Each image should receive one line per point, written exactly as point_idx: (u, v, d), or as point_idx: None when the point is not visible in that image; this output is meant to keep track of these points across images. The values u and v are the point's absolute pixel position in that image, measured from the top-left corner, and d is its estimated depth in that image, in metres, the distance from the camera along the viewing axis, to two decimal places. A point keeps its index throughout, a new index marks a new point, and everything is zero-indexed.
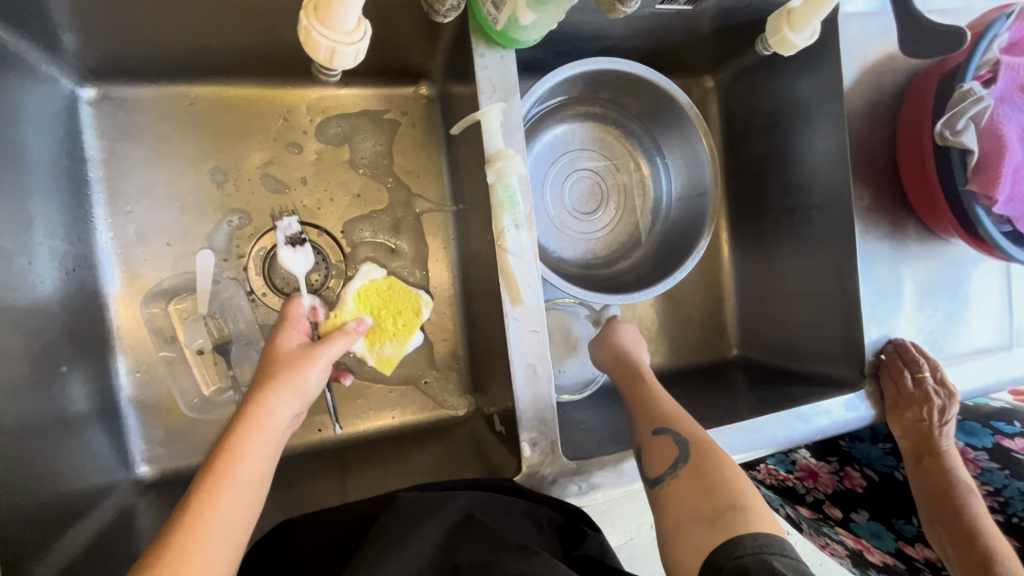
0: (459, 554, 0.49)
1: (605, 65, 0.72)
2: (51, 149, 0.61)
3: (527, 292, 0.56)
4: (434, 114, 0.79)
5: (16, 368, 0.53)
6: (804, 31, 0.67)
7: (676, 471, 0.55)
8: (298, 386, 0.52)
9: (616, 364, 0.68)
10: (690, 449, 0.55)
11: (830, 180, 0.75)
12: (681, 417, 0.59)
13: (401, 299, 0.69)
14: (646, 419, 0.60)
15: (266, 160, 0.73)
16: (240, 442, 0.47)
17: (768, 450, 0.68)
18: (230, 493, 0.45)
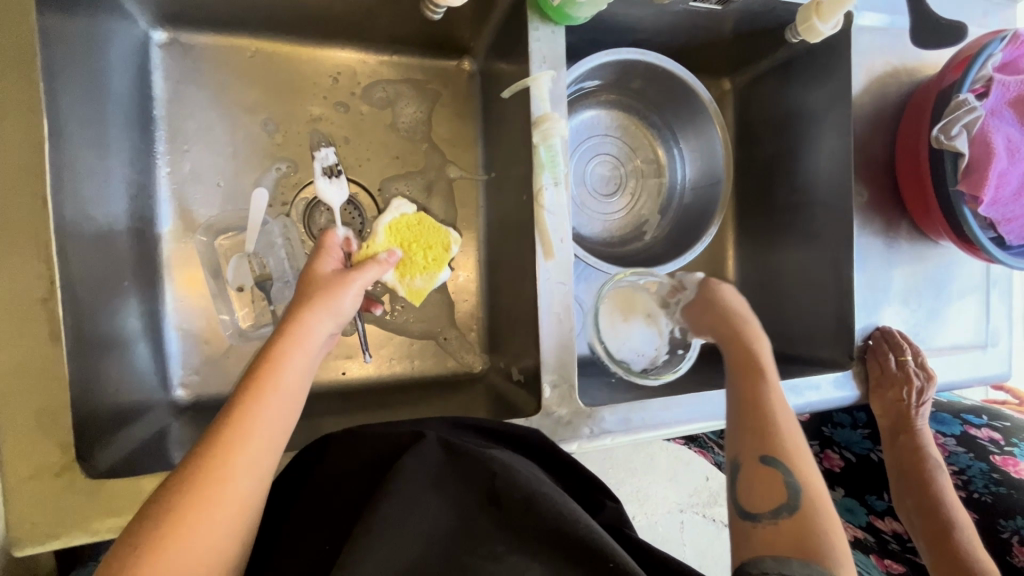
0: (498, 479, 0.51)
1: (636, 55, 0.78)
2: (124, 81, 0.65)
3: (559, 246, 0.61)
4: (473, 88, 0.84)
5: (89, 278, 0.57)
6: (831, 21, 0.73)
7: (777, 517, 0.52)
8: (334, 306, 0.57)
9: (740, 359, 0.67)
10: (800, 502, 0.53)
11: (834, 177, 0.81)
12: (797, 453, 0.57)
13: (430, 234, 0.76)
14: (760, 441, 0.58)
15: (315, 115, 0.78)
16: (280, 354, 0.52)
17: None
18: (274, 400, 0.50)
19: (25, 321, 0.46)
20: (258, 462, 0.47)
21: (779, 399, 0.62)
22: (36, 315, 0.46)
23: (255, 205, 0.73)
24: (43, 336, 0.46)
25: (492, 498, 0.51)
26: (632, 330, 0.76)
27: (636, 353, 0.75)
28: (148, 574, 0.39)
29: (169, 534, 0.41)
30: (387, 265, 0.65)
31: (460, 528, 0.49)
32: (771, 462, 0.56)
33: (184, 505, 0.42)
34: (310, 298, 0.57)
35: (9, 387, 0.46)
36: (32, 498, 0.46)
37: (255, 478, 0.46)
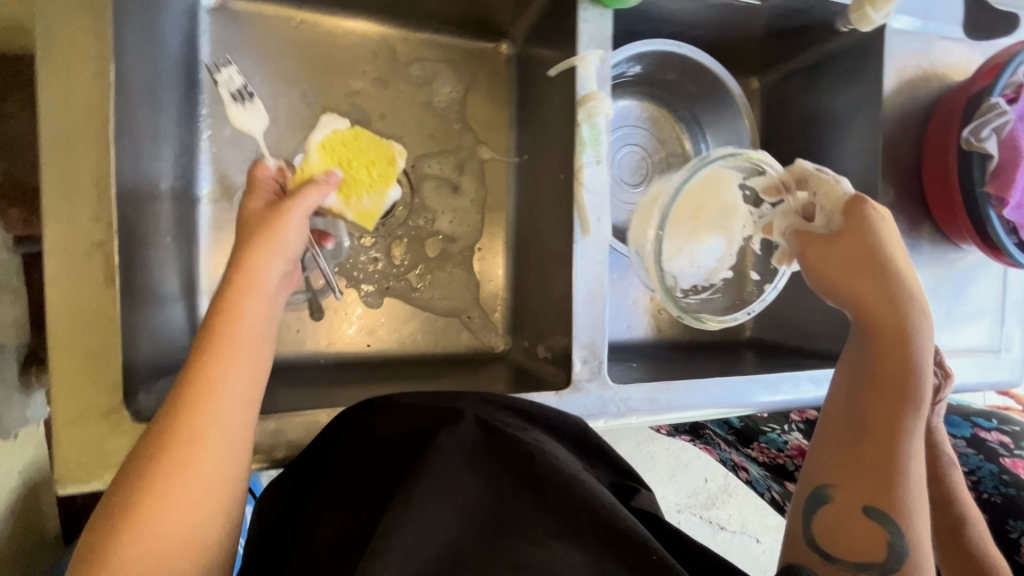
0: (538, 461, 0.52)
1: (672, 46, 0.79)
2: (177, 42, 0.66)
3: (597, 224, 0.63)
4: (509, 72, 0.85)
5: (137, 231, 0.58)
6: (884, 10, 0.73)
7: (859, 568, 0.55)
8: (278, 245, 0.54)
9: (885, 365, 0.58)
10: (897, 565, 0.54)
11: (860, 177, 0.83)
12: (909, 503, 0.55)
13: (366, 148, 0.70)
14: (871, 487, 0.56)
15: (354, 89, 0.79)
16: (235, 305, 0.52)
17: (744, 409, 0.73)
18: (236, 352, 0.50)
19: (83, 265, 0.47)
20: (227, 415, 0.48)
21: (910, 438, 0.56)
22: (93, 258, 0.47)
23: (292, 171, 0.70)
24: (100, 280, 0.47)
25: (531, 486, 0.51)
26: (690, 246, 0.70)
27: (693, 267, 0.72)
28: (138, 529, 0.42)
29: (147, 492, 0.43)
30: (325, 188, 0.60)
31: (495, 507, 0.49)
32: (874, 514, 0.55)
33: (166, 462, 0.44)
34: (254, 240, 0.54)
35: (63, 328, 0.47)
36: (81, 439, 0.47)
37: (227, 430, 0.47)
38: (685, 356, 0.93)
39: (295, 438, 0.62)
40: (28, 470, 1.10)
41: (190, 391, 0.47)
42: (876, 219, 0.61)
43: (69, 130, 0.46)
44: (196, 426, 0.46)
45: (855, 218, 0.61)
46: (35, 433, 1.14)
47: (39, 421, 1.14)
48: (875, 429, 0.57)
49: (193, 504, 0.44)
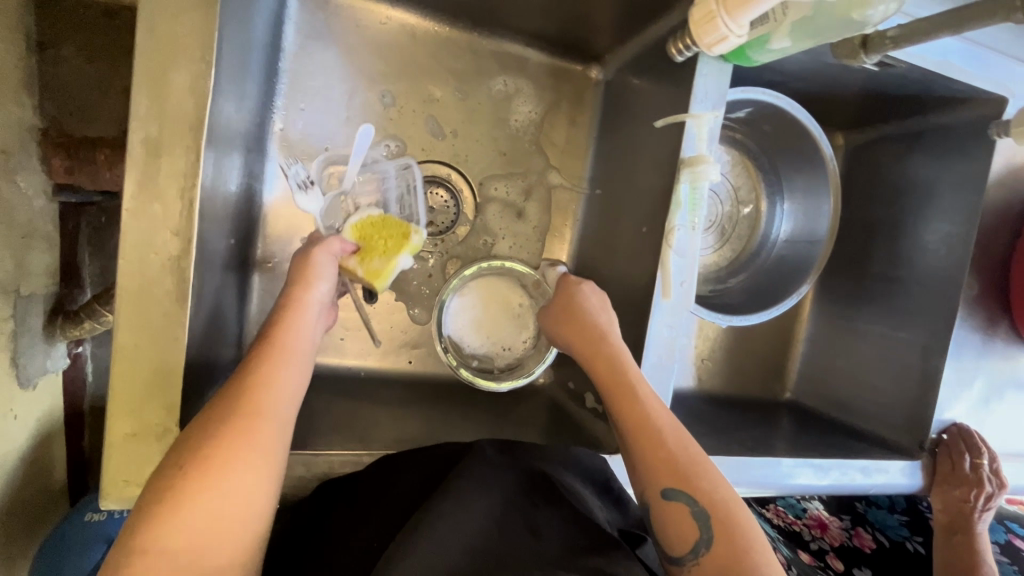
0: (538, 508, 0.53)
1: (771, 98, 0.74)
2: (265, 28, 0.62)
3: (678, 289, 0.60)
4: (594, 99, 0.81)
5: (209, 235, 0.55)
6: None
7: (696, 556, 0.49)
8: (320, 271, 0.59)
9: (597, 364, 0.61)
10: (712, 531, 0.49)
11: (944, 265, 0.79)
12: (694, 470, 0.52)
13: (392, 234, 0.67)
14: (651, 472, 0.53)
15: (433, 96, 0.76)
16: (290, 318, 0.55)
17: (777, 491, 0.71)
18: (289, 359, 0.52)
19: (156, 278, 0.44)
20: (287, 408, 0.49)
21: (659, 414, 0.56)
22: (169, 275, 0.44)
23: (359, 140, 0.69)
24: (172, 297, 0.44)
25: (531, 528, 0.51)
26: (476, 316, 0.76)
27: (499, 346, 0.77)
28: (193, 495, 0.40)
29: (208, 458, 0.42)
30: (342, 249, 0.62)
31: (495, 541, 0.48)
32: (671, 495, 0.52)
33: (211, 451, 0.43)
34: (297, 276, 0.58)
35: (129, 341, 0.44)
36: (134, 456, 0.46)
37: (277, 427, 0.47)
38: (724, 413, 0.90)
39: (341, 462, 0.63)
40: (42, 420, 1.10)
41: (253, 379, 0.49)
42: (589, 302, 0.66)
43: (161, 136, 0.43)
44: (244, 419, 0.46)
45: (574, 302, 0.67)
46: (51, 383, 1.12)
47: (58, 372, 1.14)
48: (624, 425, 0.57)
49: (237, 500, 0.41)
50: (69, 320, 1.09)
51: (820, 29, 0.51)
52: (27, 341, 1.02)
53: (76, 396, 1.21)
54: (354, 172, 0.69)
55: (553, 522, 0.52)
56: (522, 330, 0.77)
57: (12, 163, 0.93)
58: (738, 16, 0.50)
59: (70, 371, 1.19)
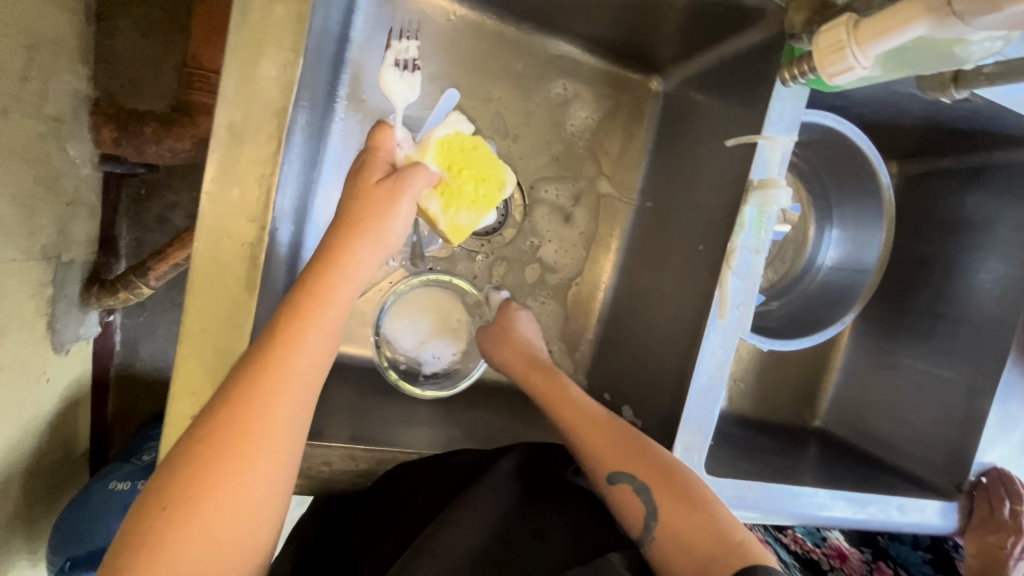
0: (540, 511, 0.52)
1: (834, 123, 0.73)
2: (338, 19, 0.62)
3: (734, 310, 0.59)
4: (651, 110, 0.80)
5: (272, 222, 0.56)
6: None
7: (650, 532, 0.53)
8: (381, 234, 0.51)
9: (531, 375, 0.69)
10: (658, 504, 0.54)
11: (998, 306, 0.77)
12: (630, 452, 0.58)
13: (481, 162, 0.63)
14: (592, 461, 0.59)
15: (492, 96, 0.75)
16: (326, 281, 0.47)
17: (798, 520, 0.70)
18: (315, 332, 0.45)
19: (229, 264, 0.44)
20: (304, 393, 0.44)
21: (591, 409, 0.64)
22: (242, 260, 0.44)
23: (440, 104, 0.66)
24: (243, 284, 0.44)
25: (537, 534, 0.50)
26: (416, 321, 0.75)
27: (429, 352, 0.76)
28: (201, 497, 0.38)
29: (216, 456, 0.39)
30: (432, 177, 0.56)
31: (500, 546, 0.48)
32: (614, 479, 0.57)
33: (219, 437, 0.40)
34: (360, 223, 0.51)
35: (198, 324, 0.44)
36: None
37: (291, 416, 0.42)
38: (754, 436, 0.89)
39: (381, 453, 0.64)
40: (71, 385, 1.11)
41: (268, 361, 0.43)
42: (519, 321, 0.74)
43: (246, 123, 0.43)
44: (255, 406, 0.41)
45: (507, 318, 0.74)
46: (82, 350, 1.13)
47: (89, 339, 1.15)
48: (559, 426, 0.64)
49: (242, 499, 0.39)
50: (104, 289, 1.11)
51: (913, 61, 0.49)
52: (64, 307, 1.03)
53: (103, 364, 1.22)
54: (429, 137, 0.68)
55: (558, 529, 0.51)
56: (455, 341, 0.77)
57: (64, 130, 0.94)
58: (869, 49, 0.47)
59: (100, 339, 1.20)
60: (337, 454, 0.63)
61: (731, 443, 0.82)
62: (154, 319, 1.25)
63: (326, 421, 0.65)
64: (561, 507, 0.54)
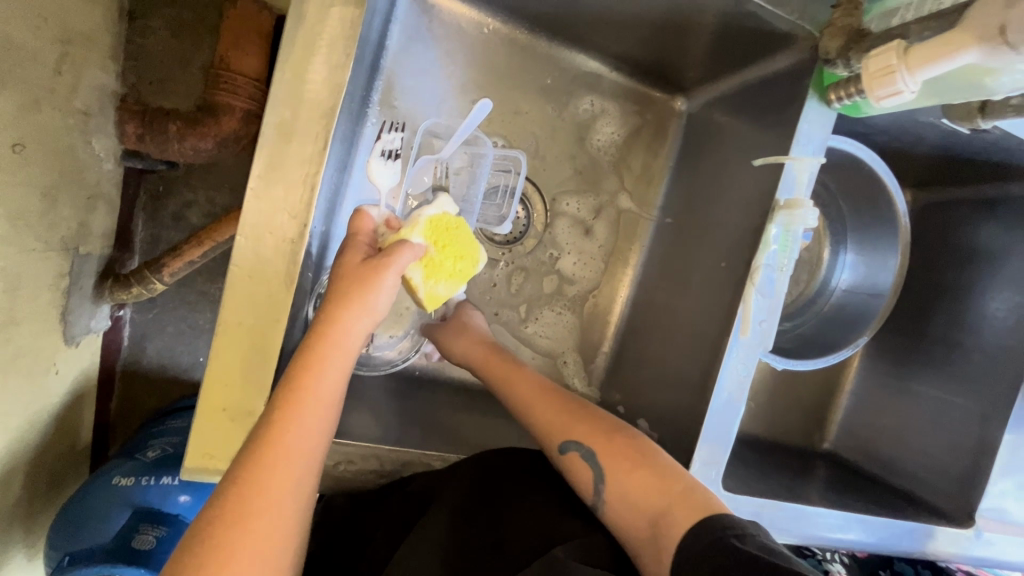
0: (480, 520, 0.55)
1: (855, 149, 0.74)
2: (377, 28, 0.64)
3: (757, 327, 0.59)
4: (675, 129, 0.82)
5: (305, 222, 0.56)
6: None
7: (600, 493, 0.55)
8: (369, 304, 0.50)
9: (491, 361, 0.68)
10: (602, 466, 0.56)
11: (1010, 336, 0.78)
12: (575, 424, 0.60)
13: (466, 240, 0.61)
14: (542, 438, 0.60)
15: (521, 109, 0.77)
16: (317, 353, 0.47)
17: (813, 541, 0.70)
18: (309, 403, 0.45)
19: (268, 258, 0.45)
20: (301, 465, 0.43)
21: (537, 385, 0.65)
22: (281, 256, 0.45)
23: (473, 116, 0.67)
24: (282, 280, 0.45)
25: (495, 545, 0.52)
26: None
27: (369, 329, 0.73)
28: None
29: (220, 542, 0.39)
30: (417, 251, 0.54)
31: (454, 558, 0.51)
32: (566, 448, 0.58)
33: (226, 515, 0.40)
34: (348, 292, 0.50)
35: (233, 318, 0.45)
36: (221, 434, 0.46)
37: (292, 486, 0.42)
38: (765, 457, 0.89)
39: (403, 454, 0.65)
40: (79, 378, 1.11)
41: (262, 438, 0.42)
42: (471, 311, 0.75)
43: (294, 122, 0.44)
44: (257, 480, 0.41)
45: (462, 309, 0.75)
46: (92, 342, 1.13)
47: (99, 332, 1.15)
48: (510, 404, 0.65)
49: None
50: (118, 284, 1.11)
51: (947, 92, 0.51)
52: (78, 299, 1.04)
53: (111, 358, 1.22)
54: (455, 146, 0.69)
55: (516, 530, 0.53)
56: (393, 327, 0.76)
57: (90, 124, 0.95)
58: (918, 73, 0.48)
59: (110, 333, 1.20)
60: (361, 453, 0.63)
61: (743, 463, 0.82)
62: (164, 315, 1.25)
63: (345, 421, 0.65)
64: (527, 507, 0.56)
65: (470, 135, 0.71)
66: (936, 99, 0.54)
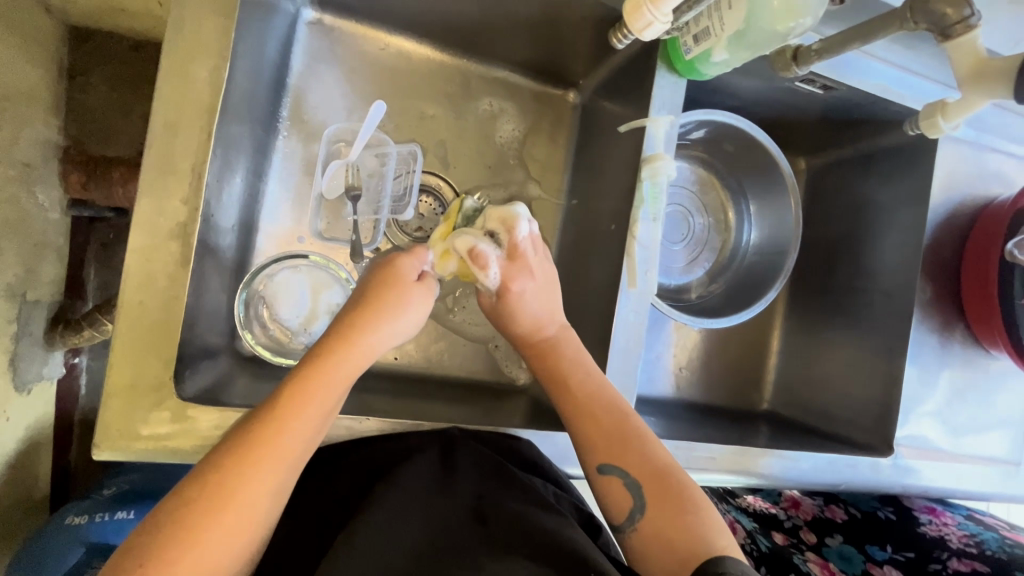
0: (485, 502, 0.57)
1: (732, 119, 0.81)
2: (275, 49, 0.71)
3: (642, 277, 0.68)
4: (572, 121, 0.89)
5: (211, 221, 0.61)
6: (955, 122, 0.70)
7: (634, 523, 0.57)
8: (393, 322, 0.61)
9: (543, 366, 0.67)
10: (644, 503, 0.57)
11: (899, 273, 0.83)
12: (632, 447, 0.60)
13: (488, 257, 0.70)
14: (602, 449, 0.60)
15: (425, 113, 0.83)
16: (334, 358, 0.56)
17: (738, 478, 0.75)
18: (316, 397, 0.53)
19: None
20: (291, 455, 0.51)
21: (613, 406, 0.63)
22: None
23: (371, 116, 0.76)
24: (176, 259, 0.54)
25: (479, 517, 0.55)
26: (296, 293, 0.74)
27: (302, 325, 0.74)
28: (193, 532, 0.45)
29: (209, 505, 0.46)
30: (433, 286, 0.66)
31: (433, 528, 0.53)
32: (607, 470, 0.59)
33: (216, 494, 0.47)
34: (371, 307, 0.60)
35: None
36: (126, 405, 0.53)
37: (276, 479, 0.50)
38: (706, 421, 0.91)
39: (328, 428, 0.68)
40: (33, 426, 1.10)
41: (268, 424, 0.51)
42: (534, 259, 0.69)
43: (178, 120, 0.54)
44: (252, 468, 0.48)
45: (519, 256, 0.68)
46: (45, 390, 1.12)
47: (52, 380, 1.14)
48: (573, 407, 0.63)
49: (224, 538, 0.46)
50: (69, 328, 1.08)
51: (752, 43, 0.62)
52: (27, 344, 1.01)
53: (67, 406, 1.20)
54: (361, 148, 0.77)
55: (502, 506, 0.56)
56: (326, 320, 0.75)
57: (33, 175, 0.98)
58: (662, 4, 0.56)
59: (63, 382, 1.19)
60: None
61: (674, 425, 0.85)
62: None
63: None
64: (509, 485, 0.60)
65: (374, 137, 0.78)
66: (754, 53, 0.63)
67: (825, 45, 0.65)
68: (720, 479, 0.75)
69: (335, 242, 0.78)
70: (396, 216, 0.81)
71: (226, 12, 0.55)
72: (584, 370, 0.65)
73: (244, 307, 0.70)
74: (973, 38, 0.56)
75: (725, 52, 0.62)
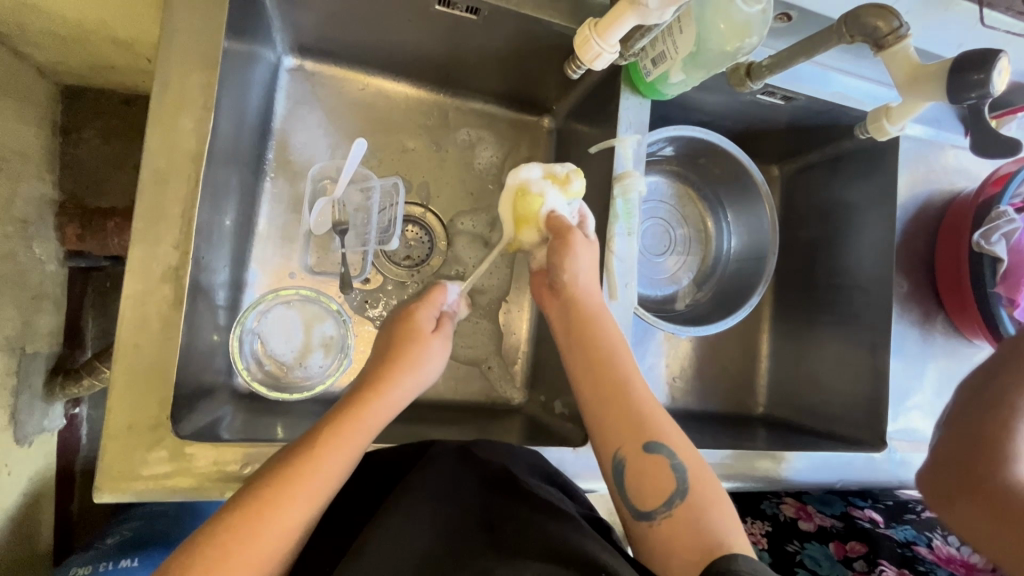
0: (491, 511, 0.56)
1: (701, 134, 0.85)
2: (258, 96, 0.74)
3: (622, 290, 0.72)
4: (548, 144, 0.92)
5: (203, 263, 0.64)
6: (900, 124, 0.74)
7: (670, 507, 0.56)
8: (417, 368, 0.65)
9: (585, 350, 0.65)
10: (688, 485, 0.56)
11: (875, 269, 0.86)
12: (670, 429, 0.60)
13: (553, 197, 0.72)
14: (636, 427, 0.60)
15: (406, 146, 0.86)
16: (365, 407, 0.59)
17: (736, 482, 0.75)
18: (348, 442, 0.56)
19: None
20: (319, 500, 0.52)
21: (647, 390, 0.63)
22: None
23: (352, 154, 0.77)
24: (170, 301, 0.56)
25: (486, 525, 0.55)
26: (291, 331, 0.76)
27: (298, 360, 0.76)
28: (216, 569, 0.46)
29: (234, 542, 0.47)
30: (450, 335, 0.71)
31: (445, 538, 0.53)
32: (653, 449, 0.58)
33: (251, 519, 0.48)
34: (401, 356, 0.65)
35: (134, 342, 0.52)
36: (125, 449, 0.54)
37: (302, 521, 0.50)
38: (703, 427, 0.92)
39: None
40: (34, 478, 1.09)
41: (302, 465, 0.52)
42: (582, 242, 0.68)
43: (167, 170, 0.57)
44: (285, 500, 0.50)
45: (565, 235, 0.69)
46: (46, 442, 1.12)
47: (54, 431, 1.14)
48: (617, 385, 0.62)
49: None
50: (69, 378, 1.09)
51: (704, 64, 0.65)
52: (27, 397, 1.02)
53: (69, 456, 1.20)
54: (345, 185, 0.80)
55: (508, 512, 0.56)
56: (322, 354, 0.77)
57: (30, 230, 1.00)
58: (608, 38, 0.61)
59: (64, 432, 1.18)
60: None
61: None
62: None
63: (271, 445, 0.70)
64: (511, 492, 0.58)
65: (358, 173, 0.81)
66: (710, 72, 0.68)
67: (774, 61, 0.69)
68: (719, 485, 0.75)
69: (325, 276, 0.81)
70: (383, 248, 0.83)
71: (208, 66, 0.59)
72: (622, 355, 0.65)
73: (240, 344, 0.72)
74: (905, 45, 0.59)
75: (680, 73, 0.66)
